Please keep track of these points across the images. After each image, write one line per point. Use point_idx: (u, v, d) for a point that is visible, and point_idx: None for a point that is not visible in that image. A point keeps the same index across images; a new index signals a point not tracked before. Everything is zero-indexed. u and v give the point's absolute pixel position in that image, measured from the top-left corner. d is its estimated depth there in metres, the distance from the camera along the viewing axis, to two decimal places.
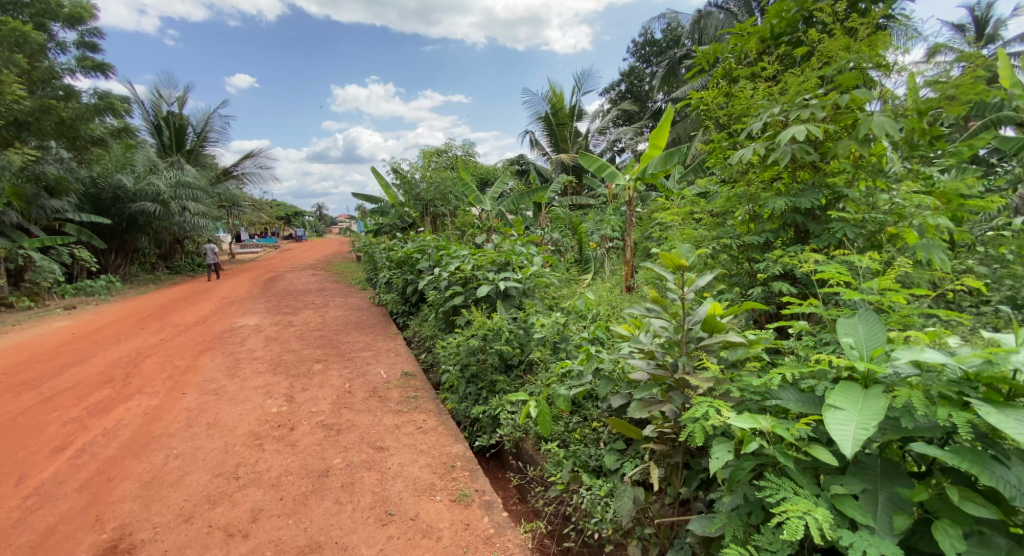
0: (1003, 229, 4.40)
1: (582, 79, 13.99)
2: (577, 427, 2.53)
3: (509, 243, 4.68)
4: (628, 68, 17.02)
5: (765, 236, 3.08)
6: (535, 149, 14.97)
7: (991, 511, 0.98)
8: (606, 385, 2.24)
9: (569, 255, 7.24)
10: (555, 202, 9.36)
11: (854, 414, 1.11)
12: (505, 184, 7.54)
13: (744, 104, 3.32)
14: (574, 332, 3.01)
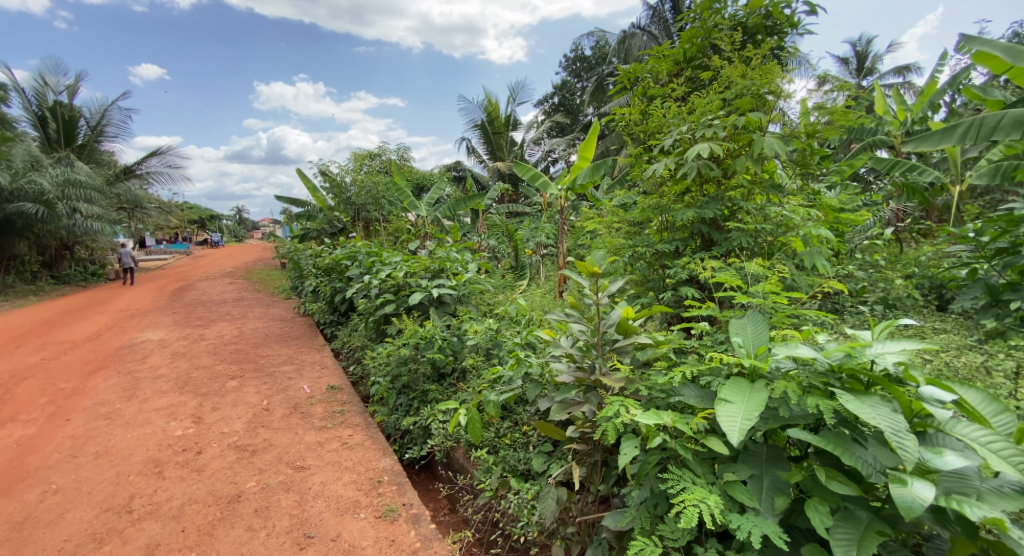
0: (876, 238, 5.06)
1: (515, 89, 14.22)
2: (508, 432, 2.54)
3: (443, 249, 4.64)
4: (560, 81, 17.59)
5: (673, 244, 3.32)
6: (471, 156, 15.01)
7: (852, 487, 1.10)
8: (534, 389, 2.27)
9: (505, 261, 7.32)
10: (491, 208, 9.40)
11: (741, 407, 1.23)
12: (442, 189, 7.37)
13: (658, 122, 3.57)
14: (506, 339, 3.04)
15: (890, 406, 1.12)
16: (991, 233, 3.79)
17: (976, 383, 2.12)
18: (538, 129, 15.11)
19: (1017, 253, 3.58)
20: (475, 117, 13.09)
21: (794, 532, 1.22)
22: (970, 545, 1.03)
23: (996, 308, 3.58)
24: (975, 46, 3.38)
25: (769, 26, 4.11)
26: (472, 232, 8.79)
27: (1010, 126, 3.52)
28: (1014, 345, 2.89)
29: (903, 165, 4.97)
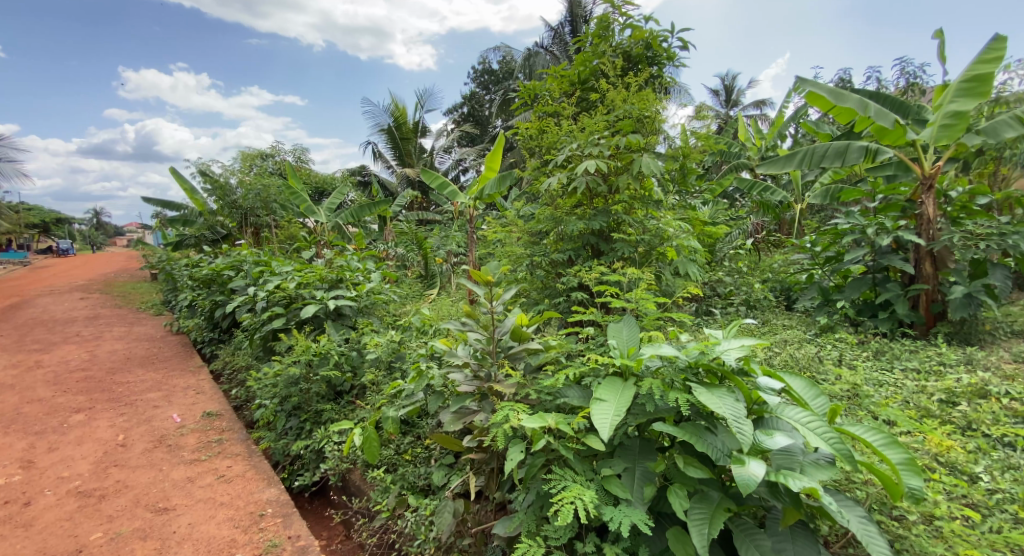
0: (740, 249, 5.78)
1: (422, 96, 14.05)
2: (408, 448, 2.45)
3: (343, 258, 4.39)
4: (469, 92, 17.77)
5: (567, 254, 3.48)
6: (377, 162, 14.48)
7: (704, 471, 1.23)
8: (435, 401, 2.22)
9: (414, 270, 6.86)
10: (398, 216, 9.15)
11: (612, 404, 1.33)
12: (344, 193, 6.86)
13: (554, 138, 3.74)
14: (409, 351, 2.94)
15: (733, 397, 1.28)
16: (823, 244, 4.50)
17: (813, 373, 2.49)
18: (446, 138, 15.07)
19: (841, 261, 4.31)
20: (380, 121, 12.69)
21: (661, 518, 1.33)
22: (795, 512, 1.19)
23: (827, 307, 4.25)
24: (807, 86, 4.04)
25: (650, 56, 4.51)
26: (377, 240, 8.47)
27: (834, 156, 4.19)
28: (841, 337, 3.45)
29: (759, 186, 5.72)
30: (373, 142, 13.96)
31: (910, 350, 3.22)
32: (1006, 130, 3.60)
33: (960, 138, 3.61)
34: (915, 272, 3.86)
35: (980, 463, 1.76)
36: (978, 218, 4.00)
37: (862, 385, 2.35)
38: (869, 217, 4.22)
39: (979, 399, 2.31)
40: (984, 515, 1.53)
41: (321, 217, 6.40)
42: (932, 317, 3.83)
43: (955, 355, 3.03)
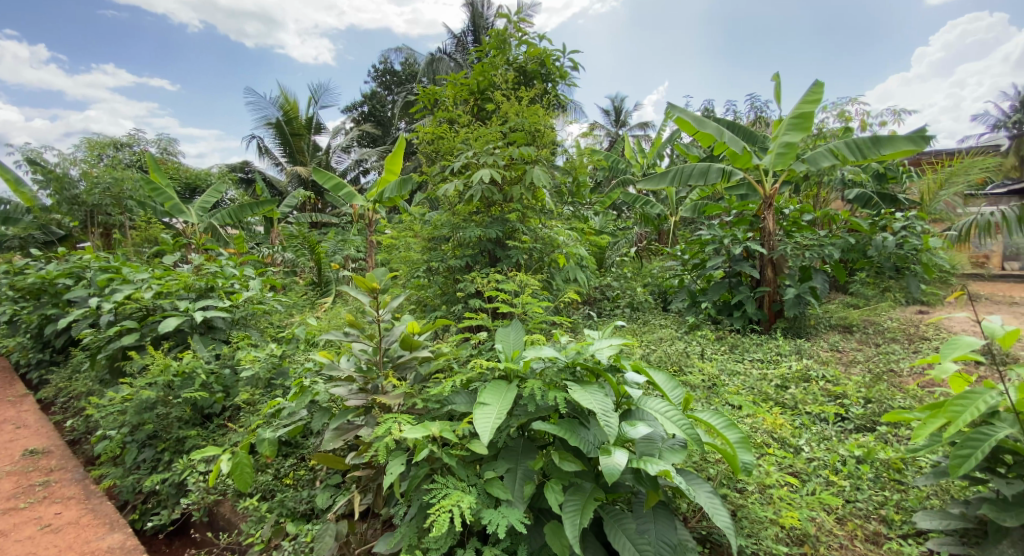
0: (625, 256, 6.26)
1: (315, 91, 13.19)
2: (290, 471, 2.23)
3: (216, 264, 3.90)
4: (370, 92, 16.87)
5: (464, 260, 3.45)
6: (264, 159, 13.29)
7: (577, 464, 1.30)
8: (321, 417, 1.98)
9: (305, 276, 5.94)
10: (287, 218, 8.45)
11: (495, 407, 1.36)
12: (221, 192, 6.11)
13: (451, 144, 3.74)
14: (292, 365, 2.70)
15: (603, 393, 1.37)
16: (690, 252, 5.04)
17: (683, 369, 2.77)
18: (345, 137, 14.35)
19: (704, 267, 4.88)
20: (266, 114, 11.67)
21: (540, 514, 1.37)
22: (655, 495, 1.31)
23: (695, 307, 4.79)
24: (676, 112, 4.52)
25: (544, 73, 4.70)
26: (261, 244, 7.73)
27: (698, 175, 4.72)
28: (706, 334, 3.87)
29: (641, 200, 6.25)
30: (256, 137, 12.78)
31: (759, 343, 3.73)
32: (823, 161, 4.25)
33: (791, 164, 4.28)
34: (760, 276, 4.49)
35: (804, 437, 2.08)
36: (805, 232, 4.77)
37: (721, 378, 2.67)
38: (725, 229, 4.83)
39: (807, 383, 2.73)
40: (805, 481, 1.82)
41: (191, 217, 5.65)
42: (773, 315, 4.47)
43: (792, 346, 3.56)
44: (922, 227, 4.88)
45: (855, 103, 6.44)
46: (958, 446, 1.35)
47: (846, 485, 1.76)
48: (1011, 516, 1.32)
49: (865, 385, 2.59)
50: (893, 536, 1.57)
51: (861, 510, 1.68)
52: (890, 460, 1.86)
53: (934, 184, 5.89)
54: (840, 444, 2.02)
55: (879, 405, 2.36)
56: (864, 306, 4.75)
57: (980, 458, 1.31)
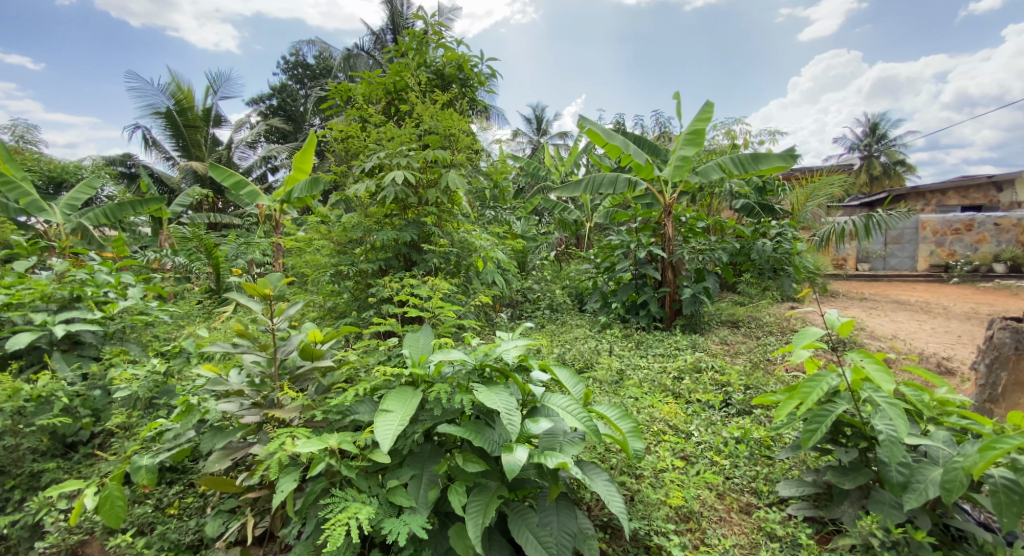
0: (544, 259, 6.43)
1: (213, 80, 12.06)
2: (174, 499, 1.95)
3: (85, 269, 3.40)
4: (279, 84, 15.79)
5: (378, 263, 3.33)
6: (152, 153, 11.84)
7: (481, 464, 1.31)
8: (207, 439, 1.68)
9: (200, 285, 5.07)
10: (179, 219, 7.58)
11: (398, 413, 1.32)
12: (95, 188, 5.36)
13: (361, 144, 3.60)
14: (179, 383, 2.42)
15: (508, 393, 1.40)
16: (602, 255, 5.29)
17: (595, 368, 2.92)
18: (249, 131, 13.30)
19: (614, 269, 5.16)
20: (152, 102, 10.44)
21: (444, 517, 1.36)
22: (556, 487, 1.36)
23: (606, 307, 5.07)
24: (587, 124, 4.75)
25: (462, 78, 4.70)
26: (147, 248, 6.84)
27: (608, 184, 4.95)
28: (614, 331, 4.09)
29: (560, 206, 6.35)
30: (141, 127, 11.37)
31: (662, 339, 4.00)
32: (713, 173, 4.69)
33: (686, 176, 4.65)
34: (661, 278, 4.80)
35: (695, 423, 2.28)
36: (697, 238, 5.22)
37: (627, 374, 2.84)
38: (632, 234, 5.13)
39: (698, 373, 2.98)
40: (693, 463, 1.99)
41: (55, 217, 4.88)
42: (673, 312, 4.82)
43: (689, 341, 3.86)
44: (793, 233, 5.53)
45: (739, 124, 7.17)
46: (809, 420, 1.56)
47: (727, 463, 1.96)
48: (849, 479, 1.54)
49: (745, 373, 2.90)
50: (762, 504, 1.76)
51: (737, 485, 1.87)
52: (762, 438, 2.09)
53: (802, 196, 6.72)
54: (723, 428, 2.23)
55: (756, 392, 2.64)
56: (748, 303, 5.30)
57: (825, 430, 1.51)
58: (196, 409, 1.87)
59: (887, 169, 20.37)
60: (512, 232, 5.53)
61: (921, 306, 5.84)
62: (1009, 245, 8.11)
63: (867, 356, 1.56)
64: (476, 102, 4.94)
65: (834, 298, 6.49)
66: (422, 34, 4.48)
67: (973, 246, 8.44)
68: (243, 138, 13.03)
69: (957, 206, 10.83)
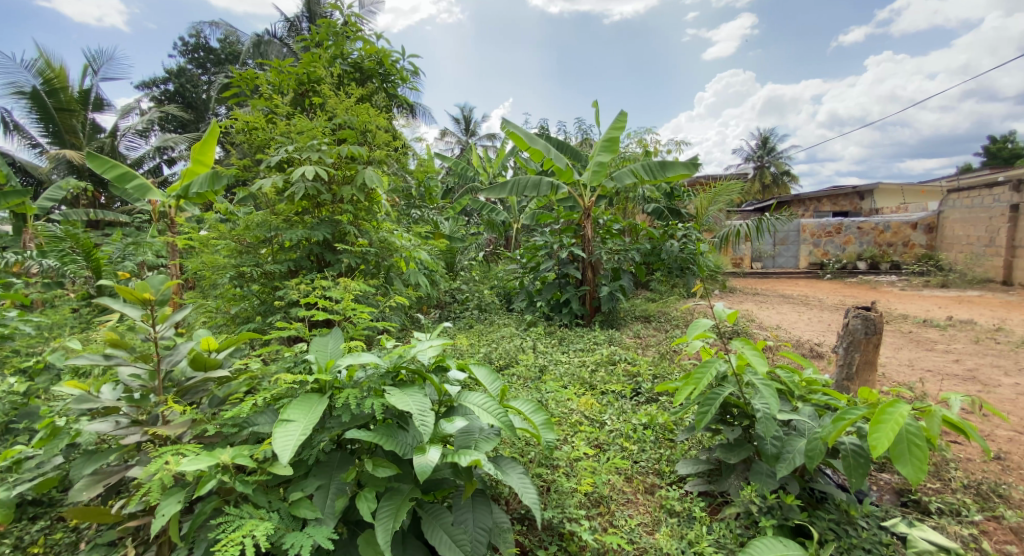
0: (472, 258, 6.42)
1: (93, 58, 10.66)
2: (39, 536, 1.64)
3: None
4: (176, 68, 14.32)
5: (286, 264, 3.13)
6: (13, 137, 10.19)
7: (392, 468, 1.28)
8: (84, 464, 1.50)
9: (78, 290, 4.46)
10: (50, 215, 6.59)
11: (300, 423, 1.25)
12: None
13: (265, 136, 3.36)
14: (45, 403, 2.09)
15: (422, 394, 1.38)
16: (527, 256, 5.38)
17: (518, 366, 2.97)
18: (139, 118, 11.93)
19: (537, 269, 5.28)
20: (14, 80, 9.00)
21: (353, 526, 1.32)
22: (471, 484, 1.37)
23: (532, 306, 5.18)
24: (509, 127, 4.82)
25: (382, 73, 4.54)
26: (9, 249, 5.87)
27: (531, 188, 4.93)
28: (538, 329, 4.19)
29: (489, 206, 6.30)
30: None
31: (584, 335, 4.15)
32: (626, 179, 4.92)
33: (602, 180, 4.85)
34: (582, 277, 5.00)
35: (608, 413, 2.40)
36: (613, 239, 5.50)
37: (548, 371, 2.93)
38: (555, 236, 5.26)
39: (612, 365, 3.14)
40: (605, 450, 2.10)
41: None
42: (593, 309, 5.03)
43: (606, 336, 4.05)
44: (696, 236, 6.09)
45: (650, 133, 7.64)
46: (701, 403, 1.72)
47: (634, 448, 2.09)
48: (734, 453, 1.72)
49: (653, 363, 3.12)
50: (664, 484, 1.90)
51: (643, 468, 2.00)
52: (666, 423, 2.26)
53: (705, 201, 7.27)
54: (633, 415, 2.37)
55: (662, 380, 2.83)
56: (660, 299, 5.68)
57: (714, 411, 1.68)
58: (64, 433, 1.66)
59: (775, 178, 22.79)
60: (438, 233, 5.47)
61: (801, 299, 6.62)
62: (868, 245, 9.44)
63: (748, 344, 1.71)
64: (396, 98, 4.80)
65: (731, 293, 7.14)
66: (338, 26, 4.32)
67: (842, 247, 9.69)
68: (132, 125, 11.65)
69: (830, 212, 12.40)
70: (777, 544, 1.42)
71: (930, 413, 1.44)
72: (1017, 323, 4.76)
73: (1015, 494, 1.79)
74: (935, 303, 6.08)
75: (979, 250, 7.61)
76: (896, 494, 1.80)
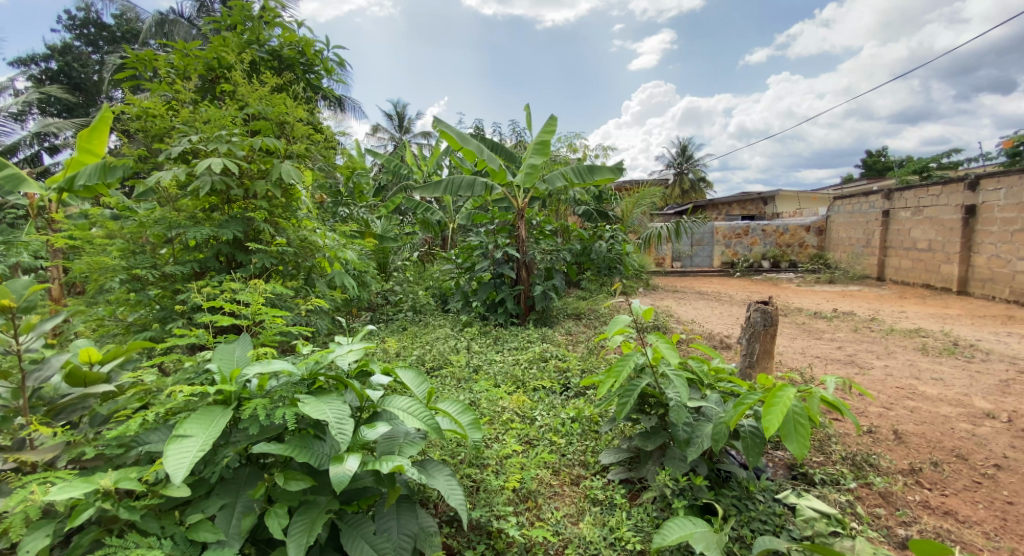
0: (405, 257, 6.28)
1: None
2: None
3: None
4: (61, 44, 12.67)
5: (189, 266, 2.85)
6: None
7: (306, 481, 1.21)
8: None
9: None
10: None
11: (198, 438, 1.15)
12: None
13: (162, 124, 3.04)
14: None
15: (340, 401, 1.32)
16: (462, 256, 5.33)
17: (450, 367, 2.95)
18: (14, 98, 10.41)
19: (471, 269, 5.26)
20: None
21: (262, 545, 1.24)
22: (395, 492, 1.32)
23: (467, 307, 5.16)
24: (441, 126, 4.74)
25: (304, 63, 4.29)
26: None
27: (466, 188, 4.90)
28: (473, 329, 4.18)
29: (423, 205, 6.15)
30: None
31: (519, 334, 4.17)
32: (557, 182, 5.01)
33: (535, 183, 4.90)
34: (516, 277, 5.04)
35: (537, 409, 2.44)
36: (546, 239, 5.60)
37: (481, 371, 2.93)
38: (490, 236, 5.23)
39: (544, 362, 3.20)
40: (535, 445, 2.14)
41: None
42: (528, 308, 5.09)
43: (539, 334, 4.11)
44: (622, 237, 6.36)
45: (579, 137, 7.88)
46: (621, 395, 1.80)
47: (562, 442, 2.14)
48: (651, 441, 1.82)
49: (582, 359, 3.23)
50: (588, 475, 1.96)
51: (569, 460, 2.05)
52: (592, 416, 2.33)
53: (630, 204, 7.62)
54: (561, 410, 2.43)
55: (590, 375, 2.94)
56: (590, 298, 5.87)
57: (632, 402, 1.77)
58: None
59: (694, 184, 24.41)
60: (370, 233, 5.29)
61: (715, 296, 7.14)
62: (771, 246, 10.33)
63: (662, 338, 1.81)
64: (320, 90, 4.57)
65: (654, 291, 7.55)
66: (253, 9, 4.02)
67: (749, 247, 10.54)
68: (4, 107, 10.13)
69: (739, 215, 13.52)
70: (687, 523, 1.51)
71: (811, 393, 1.62)
72: (888, 313, 5.47)
73: (882, 462, 2.05)
74: (824, 297, 6.82)
75: (858, 250, 8.65)
76: (788, 469, 2.00)
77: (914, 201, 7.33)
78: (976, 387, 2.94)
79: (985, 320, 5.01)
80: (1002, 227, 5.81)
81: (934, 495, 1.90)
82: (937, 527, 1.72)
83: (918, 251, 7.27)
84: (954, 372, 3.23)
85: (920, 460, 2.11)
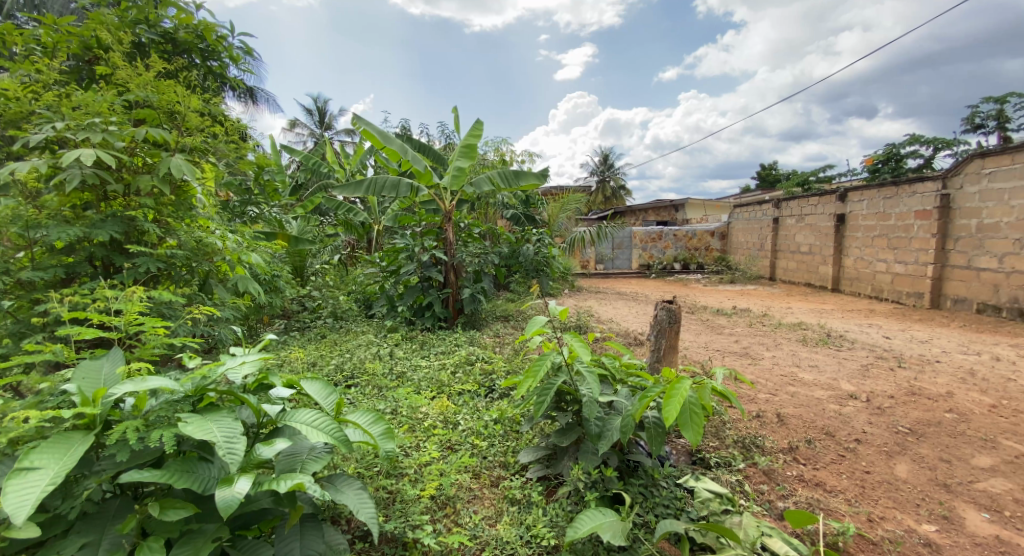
0: (323, 261, 5.96)
1: None
2: None
3: None
4: None
5: (54, 272, 2.45)
6: None
7: (187, 508, 1.10)
8: None
9: None
10: None
11: (47, 470, 1.00)
12: None
13: (17, 107, 2.61)
14: None
15: (231, 418, 1.21)
16: (387, 259, 5.13)
17: (372, 376, 2.84)
18: None
19: (396, 273, 5.11)
20: None
21: None
22: (297, 512, 1.24)
23: (393, 312, 5.01)
24: (361, 123, 4.53)
25: (203, 48, 3.93)
26: None
27: (390, 188, 4.75)
28: (397, 335, 4.05)
29: (346, 206, 5.78)
30: None
31: (446, 338, 4.10)
32: (483, 185, 4.99)
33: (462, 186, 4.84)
34: (444, 280, 4.96)
35: (461, 413, 2.41)
36: (474, 242, 5.58)
37: (405, 377, 2.85)
38: (415, 238, 5.08)
39: (470, 365, 3.17)
40: (456, 450, 2.11)
41: None
42: (455, 312, 5.04)
43: (466, 337, 4.08)
44: (549, 240, 6.50)
45: (505, 142, 7.95)
46: (539, 393, 1.83)
47: (483, 445, 2.14)
48: (566, 437, 1.88)
49: (508, 360, 3.25)
50: (508, 475, 1.98)
51: (490, 462, 2.05)
52: (514, 416, 2.35)
53: (555, 209, 7.80)
54: (484, 412, 2.42)
55: (513, 376, 2.96)
56: (518, 300, 5.91)
57: (549, 400, 1.81)
58: None
59: (614, 190, 25.62)
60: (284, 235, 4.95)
61: (633, 296, 7.54)
62: (682, 249, 11.10)
63: (577, 337, 1.86)
64: (223, 79, 4.21)
65: (578, 292, 7.79)
66: None
67: (663, 250, 11.23)
68: None
69: (654, 221, 14.40)
70: (597, 515, 1.55)
71: (703, 385, 1.76)
72: (778, 309, 6.10)
73: (767, 443, 2.27)
74: (727, 296, 7.46)
75: (755, 253, 9.55)
76: (689, 455, 2.15)
77: (797, 210, 8.25)
78: (844, 372, 3.36)
79: (854, 314, 5.76)
80: (865, 233, 6.71)
81: (808, 470, 2.13)
82: (809, 497, 1.93)
83: (801, 254, 8.18)
84: (827, 360, 3.67)
85: (798, 439, 2.37)
